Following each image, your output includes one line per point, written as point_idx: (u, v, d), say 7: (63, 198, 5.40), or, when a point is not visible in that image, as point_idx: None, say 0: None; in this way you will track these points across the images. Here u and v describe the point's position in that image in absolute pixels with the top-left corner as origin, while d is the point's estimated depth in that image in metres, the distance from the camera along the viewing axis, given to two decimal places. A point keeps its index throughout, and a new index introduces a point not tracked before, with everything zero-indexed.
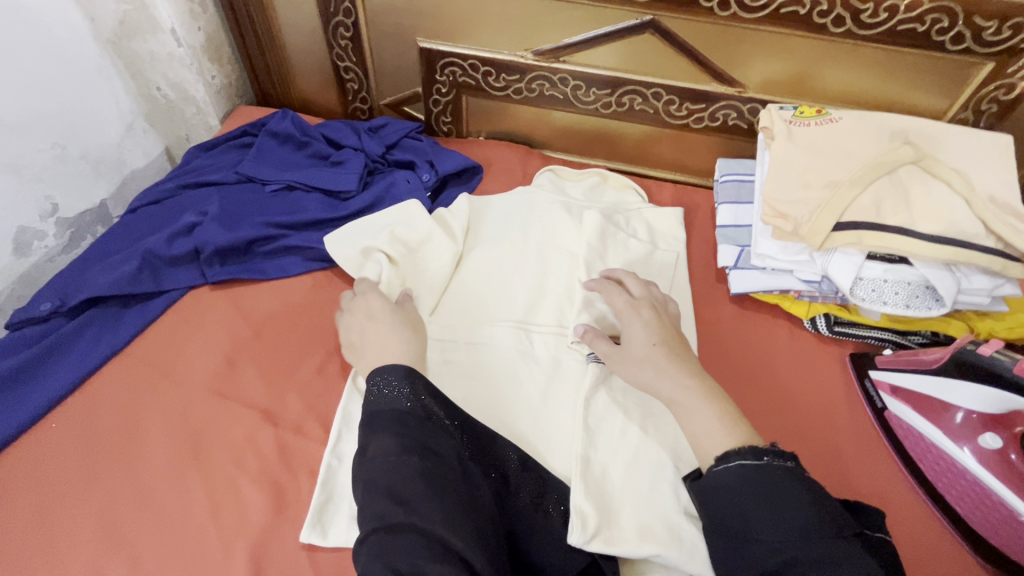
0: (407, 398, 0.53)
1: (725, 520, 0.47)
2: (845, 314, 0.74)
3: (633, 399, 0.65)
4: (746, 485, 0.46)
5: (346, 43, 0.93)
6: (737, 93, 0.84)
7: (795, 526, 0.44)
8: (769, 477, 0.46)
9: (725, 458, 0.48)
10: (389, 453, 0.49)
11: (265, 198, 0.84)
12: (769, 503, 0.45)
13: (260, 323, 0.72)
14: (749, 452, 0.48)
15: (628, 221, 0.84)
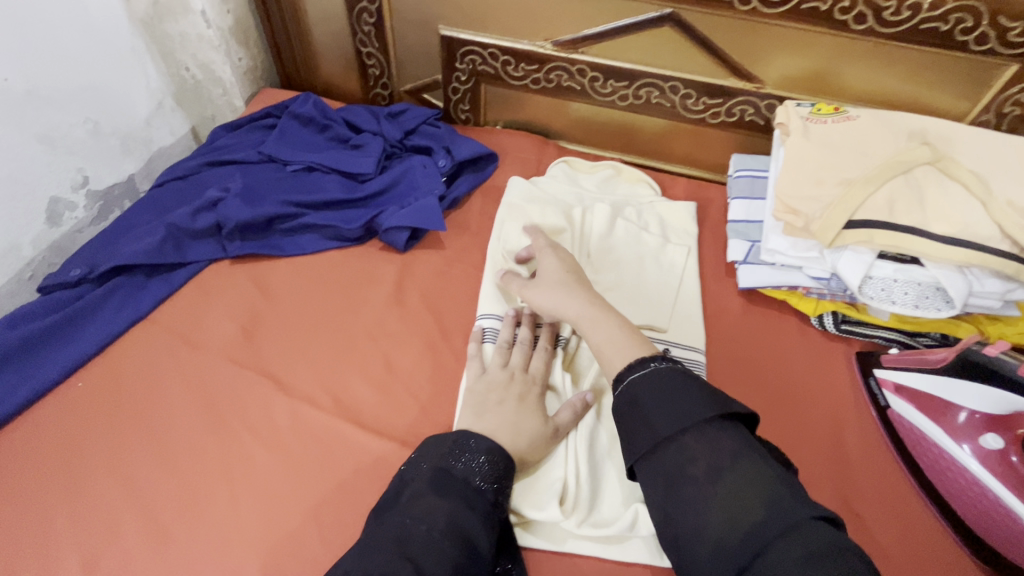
0: (479, 474, 0.52)
1: (633, 425, 0.48)
2: (853, 313, 0.74)
3: None
4: (650, 393, 0.48)
5: (369, 29, 0.94)
6: (755, 89, 0.84)
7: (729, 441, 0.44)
8: (670, 380, 0.48)
9: (643, 364, 0.51)
10: (432, 523, 0.47)
11: (285, 177, 0.86)
12: (671, 405, 0.47)
13: (278, 298, 0.74)
14: (641, 364, 0.51)
15: (640, 214, 0.84)
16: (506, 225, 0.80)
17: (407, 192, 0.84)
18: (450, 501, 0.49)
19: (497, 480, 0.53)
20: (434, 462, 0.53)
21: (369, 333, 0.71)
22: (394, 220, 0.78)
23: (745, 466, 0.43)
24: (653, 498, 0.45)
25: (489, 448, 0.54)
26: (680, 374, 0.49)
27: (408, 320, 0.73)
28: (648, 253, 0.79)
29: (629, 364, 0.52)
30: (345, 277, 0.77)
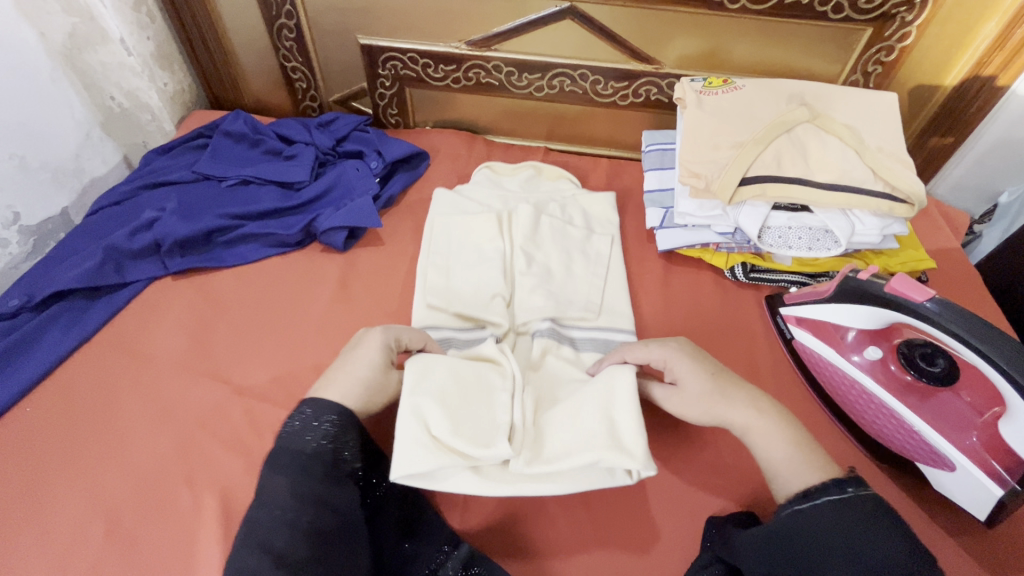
0: (315, 438, 0.52)
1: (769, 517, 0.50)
2: (760, 262, 0.81)
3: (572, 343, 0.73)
4: (819, 523, 0.46)
5: (291, 44, 0.98)
6: (655, 70, 0.92)
7: (859, 551, 0.43)
8: (852, 512, 0.46)
9: (808, 495, 0.49)
10: (282, 504, 0.48)
11: (221, 192, 0.88)
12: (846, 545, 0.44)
13: (223, 307, 0.76)
14: (834, 487, 0.48)
15: (565, 209, 0.88)
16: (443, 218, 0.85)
17: (342, 196, 0.88)
18: (291, 473, 0.49)
19: (340, 438, 0.53)
20: (281, 440, 0.52)
21: (317, 330, 0.75)
22: (330, 221, 0.82)
23: None
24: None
25: (334, 410, 0.53)
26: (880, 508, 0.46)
27: (354, 313, 0.77)
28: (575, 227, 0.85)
29: (804, 492, 0.49)
30: (290, 281, 0.80)
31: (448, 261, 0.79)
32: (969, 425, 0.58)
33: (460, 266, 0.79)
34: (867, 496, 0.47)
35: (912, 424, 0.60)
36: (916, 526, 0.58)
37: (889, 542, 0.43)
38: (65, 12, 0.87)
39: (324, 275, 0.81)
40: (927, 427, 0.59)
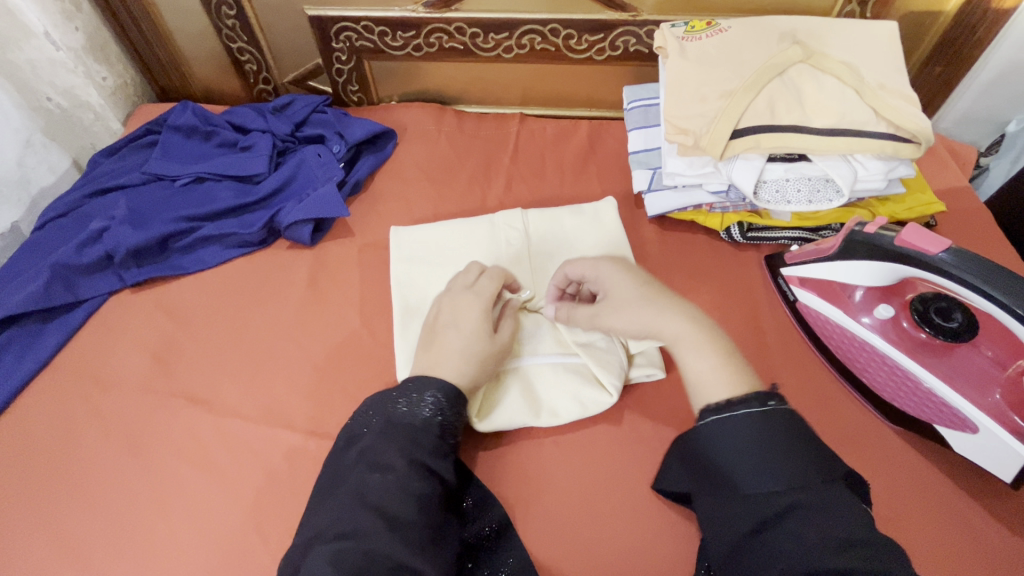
0: (426, 412, 0.54)
1: (718, 452, 0.47)
2: (757, 220, 0.76)
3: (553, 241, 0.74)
4: (738, 434, 0.46)
5: (233, 22, 0.89)
6: (632, 18, 0.84)
7: (797, 474, 0.43)
8: (774, 424, 0.45)
9: (724, 407, 0.48)
10: (394, 470, 0.49)
11: (175, 193, 0.82)
12: (768, 453, 0.44)
13: (186, 321, 0.72)
14: (754, 400, 0.47)
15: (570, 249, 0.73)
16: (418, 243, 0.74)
17: (304, 187, 0.82)
18: (405, 443, 0.51)
19: (452, 415, 0.55)
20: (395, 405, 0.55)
21: (288, 336, 0.70)
22: (293, 215, 0.76)
23: (833, 520, 0.40)
24: (735, 531, 0.44)
25: (445, 388, 0.55)
26: (794, 418, 0.46)
27: (328, 313, 0.72)
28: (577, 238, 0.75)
29: (722, 403, 0.48)
30: (257, 286, 0.75)
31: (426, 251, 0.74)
32: (992, 382, 0.54)
33: (443, 258, 0.73)
34: (786, 409, 0.46)
35: (928, 385, 0.56)
36: (935, 493, 0.55)
37: (810, 455, 0.44)
38: None
39: (292, 276, 0.76)
40: (944, 387, 0.55)
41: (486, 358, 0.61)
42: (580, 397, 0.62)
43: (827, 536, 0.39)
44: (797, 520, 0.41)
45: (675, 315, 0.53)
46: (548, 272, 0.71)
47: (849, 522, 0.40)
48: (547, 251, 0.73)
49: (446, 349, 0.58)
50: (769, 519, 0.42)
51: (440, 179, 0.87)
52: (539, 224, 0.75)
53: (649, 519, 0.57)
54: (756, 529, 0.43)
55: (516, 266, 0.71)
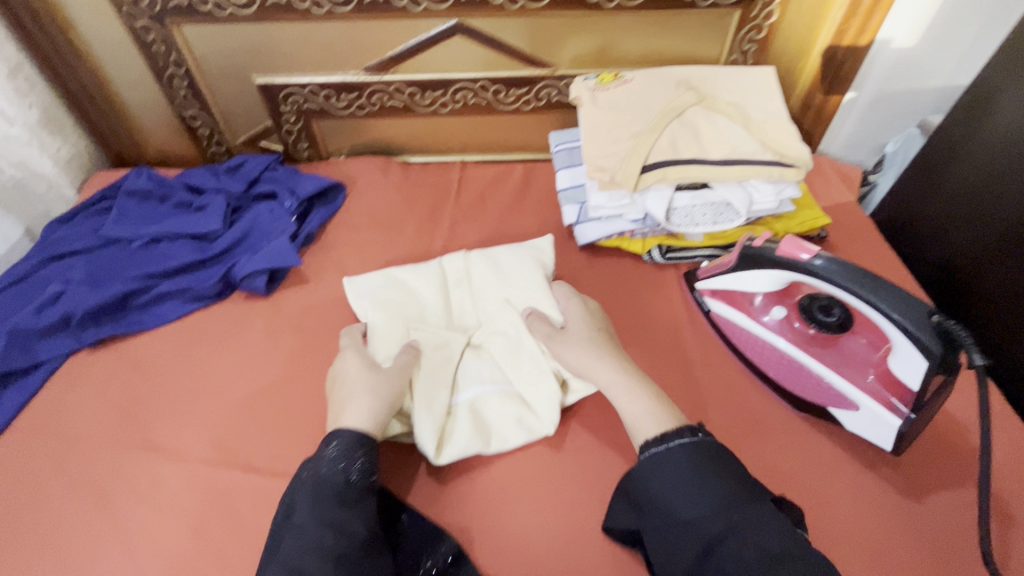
0: (347, 471, 0.56)
1: (657, 488, 0.53)
2: (674, 242, 0.85)
3: (495, 277, 0.80)
4: (672, 463, 0.53)
5: (185, 92, 0.96)
6: (552, 73, 0.95)
7: (720, 496, 0.50)
8: (704, 452, 0.53)
9: (664, 438, 0.56)
10: (317, 538, 0.51)
11: (131, 254, 0.85)
12: (699, 478, 0.52)
13: (145, 375, 0.74)
14: (682, 432, 0.56)
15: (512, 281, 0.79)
16: (370, 291, 0.78)
17: (259, 240, 0.87)
18: (327, 508, 0.53)
19: (365, 467, 0.58)
20: (318, 469, 0.56)
21: (248, 381, 0.74)
22: (249, 266, 0.81)
23: (764, 533, 0.47)
24: (684, 554, 0.49)
25: (351, 440, 0.59)
26: (719, 446, 0.54)
27: (286, 356, 0.76)
28: (512, 268, 0.80)
29: (661, 434, 0.56)
30: (216, 336, 0.79)
31: (377, 297, 0.78)
32: (868, 365, 0.63)
33: (394, 304, 0.77)
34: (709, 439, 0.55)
35: (820, 373, 0.65)
36: (838, 468, 0.63)
37: (733, 477, 0.51)
38: None
39: (250, 325, 0.80)
40: (832, 374, 0.64)
41: (435, 396, 0.68)
42: (527, 422, 0.68)
43: (760, 547, 0.46)
44: (725, 532, 0.48)
45: (608, 363, 0.66)
46: (491, 307, 0.77)
47: (773, 534, 0.47)
48: (486, 289, 0.79)
49: (359, 405, 0.62)
50: (706, 542, 0.49)
51: (389, 224, 0.94)
52: (481, 263, 0.81)
53: (594, 519, 0.62)
54: (700, 553, 0.49)
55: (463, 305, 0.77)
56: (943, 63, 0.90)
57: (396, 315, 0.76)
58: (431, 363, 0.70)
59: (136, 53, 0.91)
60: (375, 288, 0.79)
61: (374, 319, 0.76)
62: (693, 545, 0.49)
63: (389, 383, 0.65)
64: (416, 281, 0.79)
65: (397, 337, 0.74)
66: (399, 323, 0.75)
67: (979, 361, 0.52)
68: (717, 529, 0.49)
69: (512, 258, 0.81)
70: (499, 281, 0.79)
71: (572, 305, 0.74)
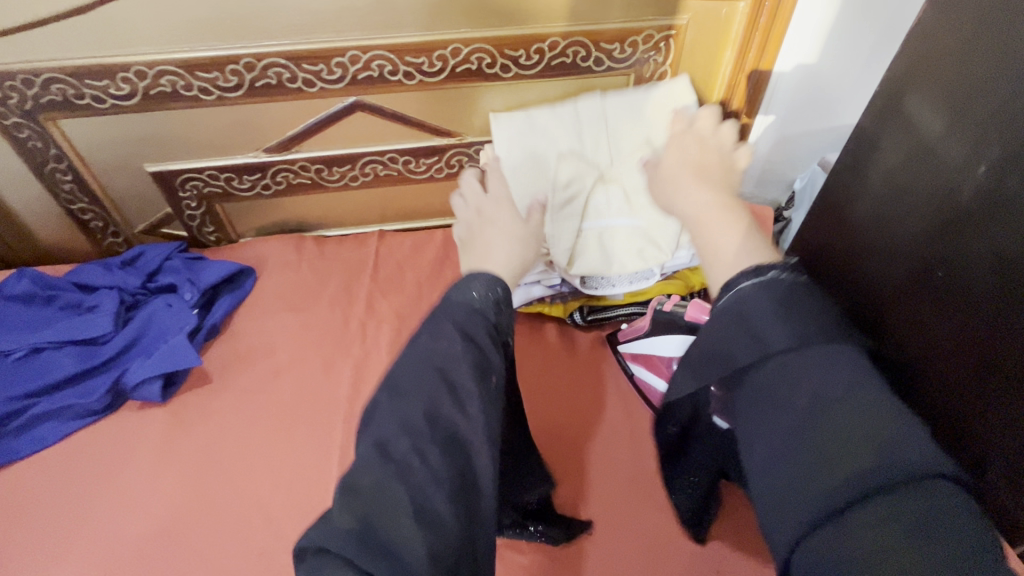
0: (426, 407, 0.46)
1: (733, 339, 0.46)
2: (594, 302, 0.84)
3: (623, 112, 0.85)
4: (763, 308, 0.44)
5: (71, 187, 0.89)
6: (460, 141, 0.94)
7: (812, 343, 0.43)
8: (799, 306, 0.44)
9: (752, 274, 0.47)
10: (391, 479, 0.43)
11: (8, 369, 0.78)
12: (787, 321, 0.44)
13: (22, 512, 0.68)
14: (768, 307, 0.45)
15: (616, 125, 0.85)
16: (525, 150, 0.83)
17: (155, 340, 0.81)
18: (410, 435, 0.44)
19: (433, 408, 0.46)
20: (440, 317, 0.52)
21: (140, 507, 0.67)
22: (140, 373, 0.75)
23: (901, 439, 0.38)
24: (776, 424, 0.43)
25: (422, 371, 0.48)
26: (815, 296, 0.45)
27: (185, 473, 0.70)
28: (604, 132, 0.84)
29: (755, 270, 0.47)
30: (104, 459, 0.72)
31: (530, 142, 0.84)
32: None
33: (532, 141, 0.84)
34: (799, 283, 0.46)
35: None
36: None
37: (851, 360, 0.42)
38: None
39: (144, 440, 0.73)
40: None
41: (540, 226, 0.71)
42: (643, 252, 0.80)
43: (867, 425, 0.39)
44: (853, 439, 0.39)
45: (711, 192, 0.59)
46: (619, 145, 0.84)
47: (919, 450, 0.38)
48: (603, 137, 0.84)
49: (488, 247, 0.64)
50: (832, 431, 0.40)
51: (301, 307, 0.89)
52: (614, 105, 0.85)
53: None
54: (849, 494, 0.38)
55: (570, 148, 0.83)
56: (839, 89, 0.94)
57: (541, 154, 0.83)
58: (557, 200, 0.80)
59: (9, 151, 0.84)
60: (531, 155, 0.83)
61: (509, 159, 0.83)
62: (836, 479, 0.38)
63: (525, 229, 0.67)
64: (524, 131, 0.84)
65: (529, 170, 0.82)
66: (512, 172, 0.82)
67: None
68: (863, 455, 0.38)
69: (630, 109, 0.85)
70: (620, 115, 0.85)
71: (728, 129, 0.70)
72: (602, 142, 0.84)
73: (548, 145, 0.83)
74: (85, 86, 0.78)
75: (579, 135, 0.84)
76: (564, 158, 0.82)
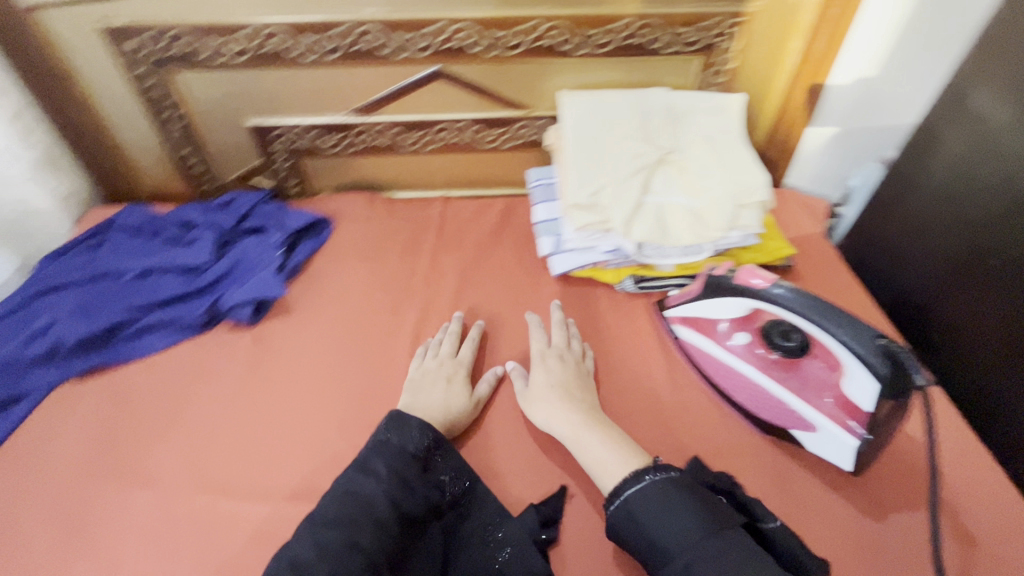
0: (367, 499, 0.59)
1: (633, 536, 0.56)
2: (645, 272, 0.89)
3: (684, 116, 0.92)
4: (664, 501, 0.55)
5: (181, 133, 1.01)
6: (528, 114, 1.00)
7: (708, 538, 0.52)
8: (690, 499, 0.55)
9: (638, 476, 0.59)
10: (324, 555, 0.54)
11: (122, 286, 0.88)
12: (683, 516, 0.54)
13: (130, 404, 0.77)
14: (662, 499, 0.56)
15: (680, 125, 0.91)
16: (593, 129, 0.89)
17: (245, 273, 0.90)
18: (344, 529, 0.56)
19: (370, 502, 0.59)
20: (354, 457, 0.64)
21: (229, 410, 0.76)
22: (234, 298, 0.84)
23: None
24: None
25: (384, 478, 0.61)
26: (700, 492, 0.56)
27: (269, 386, 0.79)
28: (667, 129, 0.90)
29: (636, 474, 0.59)
30: (200, 367, 0.81)
31: (598, 122, 0.90)
32: (826, 387, 0.65)
33: (596, 125, 0.90)
34: (688, 488, 0.57)
35: (780, 396, 0.68)
36: (801, 490, 0.65)
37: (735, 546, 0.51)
38: None
39: (234, 355, 0.83)
40: (792, 397, 0.67)
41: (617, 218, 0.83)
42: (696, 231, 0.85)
43: None
44: None
45: (565, 415, 0.68)
46: (681, 139, 0.90)
47: None
48: (665, 131, 0.90)
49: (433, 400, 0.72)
50: None
51: (372, 256, 0.97)
52: (677, 107, 0.92)
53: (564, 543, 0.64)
54: None
55: (635, 133, 0.89)
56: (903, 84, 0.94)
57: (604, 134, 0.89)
58: (623, 176, 0.86)
59: (135, 97, 0.96)
60: (599, 131, 0.89)
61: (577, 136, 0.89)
62: None
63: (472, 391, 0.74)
64: (592, 116, 0.91)
65: (595, 146, 0.88)
66: (573, 144, 0.89)
67: (921, 382, 0.56)
68: None
69: (695, 114, 0.92)
70: (679, 118, 0.92)
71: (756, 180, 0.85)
72: (664, 135, 0.90)
73: (614, 130, 0.89)
74: (205, 41, 0.89)
75: (641, 128, 0.90)
76: (626, 144, 0.88)
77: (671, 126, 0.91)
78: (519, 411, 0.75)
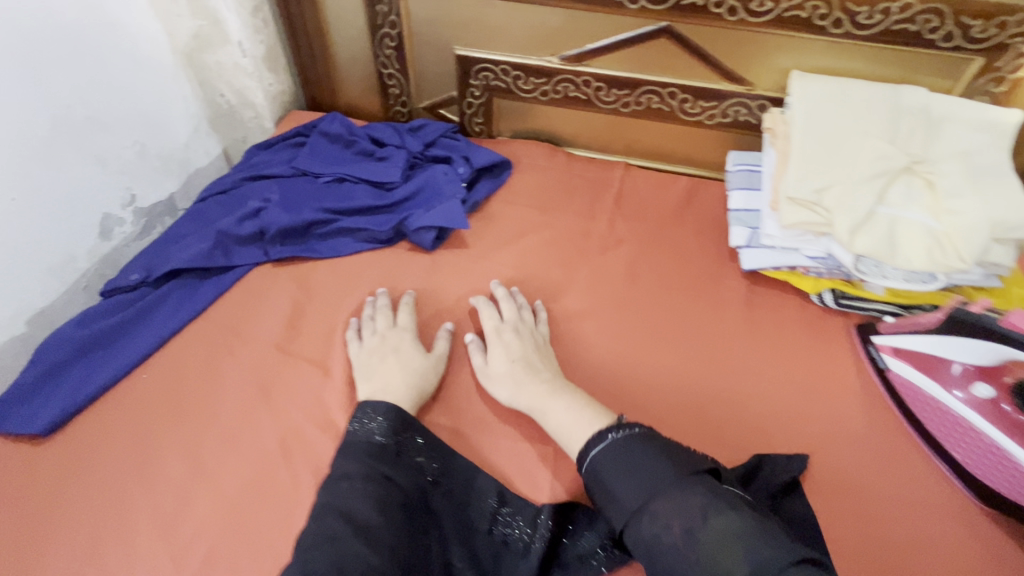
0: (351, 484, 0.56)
1: (601, 492, 0.53)
2: (849, 288, 0.80)
3: (943, 122, 0.78)
4: (629, 452, 0.53)
5: (390, 52, 1.03)
6: (746, 91, 0.92)
7: (671, 487, 0.49)
8: (639, 448, 0.53)
9: (601, 433, 0.56)
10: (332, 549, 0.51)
11: (319, 188, 0.93)
12: (649, 466, 0.51)
13: (317, 296, 0.82)
14: (615, 448, 0.54)
15: (938, 131, 0.78)
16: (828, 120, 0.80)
17: (430, 199, 0.91)
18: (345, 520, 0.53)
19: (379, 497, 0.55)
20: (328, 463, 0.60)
21: None
22: (420, 221, 0.86)
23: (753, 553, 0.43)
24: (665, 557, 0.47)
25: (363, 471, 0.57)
26: (651, 443, 0.54)
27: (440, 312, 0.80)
28: (920, 132, 0.78)
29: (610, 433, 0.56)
30: (380, 279, 0.84)
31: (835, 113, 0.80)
32: None
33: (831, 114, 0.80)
34: (636, 438, 0.54)
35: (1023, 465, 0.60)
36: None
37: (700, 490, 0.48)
38: (194, 15, 0.92)
39: (411, 275, 0.85)
40: None
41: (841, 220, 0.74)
42: (931, 255, 0.73)
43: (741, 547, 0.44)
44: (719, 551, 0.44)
45: (529, 388, 0.66)
46: (935, 148, 0.77)
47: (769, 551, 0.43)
48: (916, 135, 0.78)
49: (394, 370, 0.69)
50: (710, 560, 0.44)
51: (549, 209, 0.95)
52: (936, 111, 0.79)
53: None
54: None
55: (879, 132, 0.78)
56: None
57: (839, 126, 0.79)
58: (857, 175, 0.75)
59: (359, 9, 0.99)
60: (834, 122, 0.79)
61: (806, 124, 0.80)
62: None
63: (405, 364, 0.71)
64: (830, 103, 0.81)
65: (826, 138, 0.79)
66: (800, 130, 0.80)
67: None
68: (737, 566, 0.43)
69: (959, 122, 0.78)
70: (937, 124, 0.78)
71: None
72: (915, 140, 0.78)
73: (854, 124, 0.79)
74: None
75: (887, 128, 0.78)
76: (865, 142, 0.77)
77: (927, 131, 0.78)
78: (691, 402, 0.71)
